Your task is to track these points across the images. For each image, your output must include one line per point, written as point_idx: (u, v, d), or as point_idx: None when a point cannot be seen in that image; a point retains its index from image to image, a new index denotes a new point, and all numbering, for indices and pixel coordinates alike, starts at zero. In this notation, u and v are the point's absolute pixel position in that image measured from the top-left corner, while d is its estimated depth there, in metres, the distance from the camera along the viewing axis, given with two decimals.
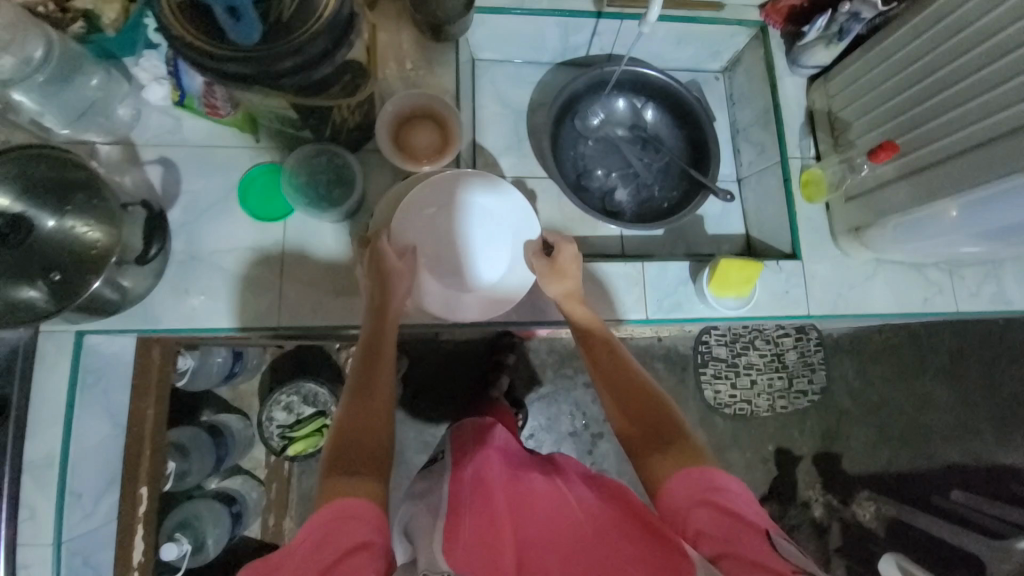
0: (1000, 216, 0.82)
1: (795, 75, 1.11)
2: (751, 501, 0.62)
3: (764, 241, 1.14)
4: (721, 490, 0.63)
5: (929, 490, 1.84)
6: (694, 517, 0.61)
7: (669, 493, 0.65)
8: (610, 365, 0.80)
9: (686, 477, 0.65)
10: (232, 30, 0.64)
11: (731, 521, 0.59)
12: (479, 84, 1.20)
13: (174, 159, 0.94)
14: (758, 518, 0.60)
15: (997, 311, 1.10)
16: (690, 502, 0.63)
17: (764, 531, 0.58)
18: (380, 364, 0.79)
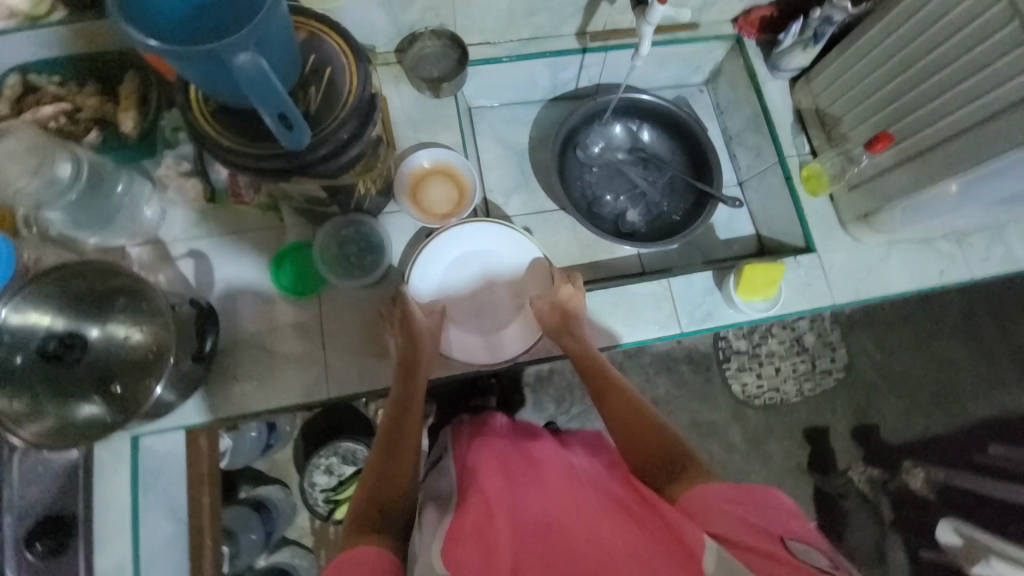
0: (998, 186, 0.88)
1: (777, 78, 1.18)
2: (774, 507, 0.60)
3: (775, 238, 1.18)
4: (738, 498, 0.61)
5: (970, 449, 1.84)
6: (710, 521, 0.60)
7: (694, 497, 0.64)
8: (614, 397, 0.83)
9: (701, 489, 0.64)
10: (285, 138, 0.63)
11: (750, 526, 0.57)
12: (478, 130, 1.25)
13: (204, 250, 0.96)
14: (778, 528, 0.57)
15: (1010, 271, 1.13)
16: (707, 509, 0.61)
17: (784, 539, 0.56)
18: (413, 401, 0.84)
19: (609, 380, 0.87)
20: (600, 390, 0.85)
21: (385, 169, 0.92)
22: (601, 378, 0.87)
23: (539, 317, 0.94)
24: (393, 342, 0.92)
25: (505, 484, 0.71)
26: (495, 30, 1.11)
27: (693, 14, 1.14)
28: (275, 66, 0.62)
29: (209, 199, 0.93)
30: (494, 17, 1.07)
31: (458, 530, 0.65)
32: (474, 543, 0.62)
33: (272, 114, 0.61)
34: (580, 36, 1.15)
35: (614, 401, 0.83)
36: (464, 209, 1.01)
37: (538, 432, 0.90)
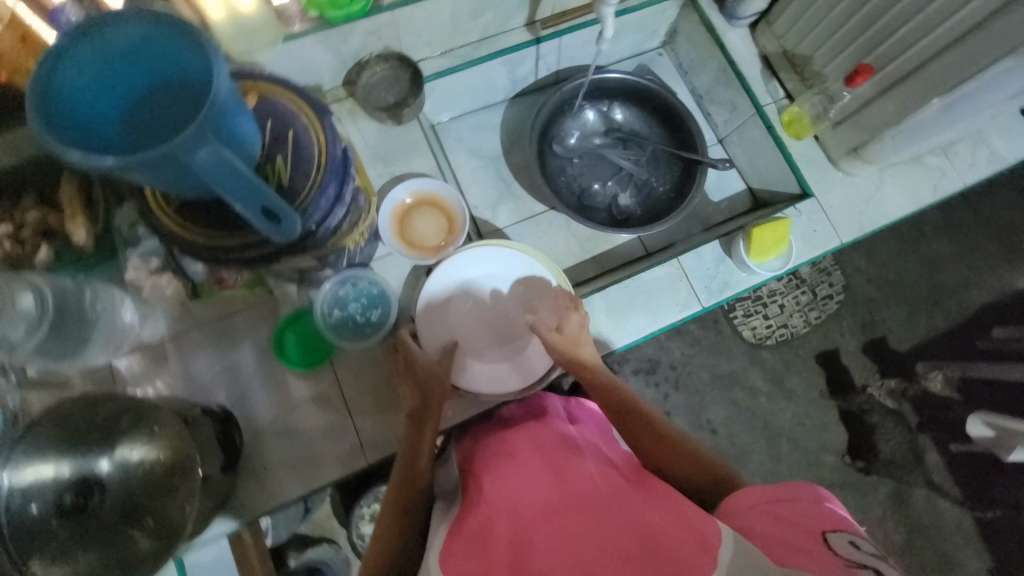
0: (976, 101, 0.88)
1: (736, 27, 1.15)
2: (817, 502, 0.60)
3: (768, 190, 1.17)
4: (780, 497, 0.61)
5: (976, 338, 1.89)
6: (751, 519, 0.61)
7: (738, 496, 0.65)
8: (636, 413, 0.77)
9: (744, 491, 0.65)
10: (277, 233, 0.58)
11: (790, 525, 0.58)
12: (447, 146, 1.19)
13: (197, 343, 0.89)
14: (819, 524, 0.58)
15: (997, 170, 1.15)
16: (749, 507, 0.63)
17: (825, 535, 0.57)
18: (428, 420, 0.81)
19: (611, 374, 0.83)
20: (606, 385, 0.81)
21: (369, 217, 0.86)
22: (611, 388, 0.80)
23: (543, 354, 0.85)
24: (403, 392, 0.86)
25: (506, 475, 0.70)
26: (442, 40, 1.05)
27: None
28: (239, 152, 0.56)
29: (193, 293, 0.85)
30: (439, 27, 1.00)
31: (460, 529, 0.66)
32: (473, 542, 0.62)
33: (255, 211, 0.55)
34: (530, 26, 1.09)
35: (623, 403, 0.78)
36: (458, 232, 0.98)
37: (546, 404, 0.88)
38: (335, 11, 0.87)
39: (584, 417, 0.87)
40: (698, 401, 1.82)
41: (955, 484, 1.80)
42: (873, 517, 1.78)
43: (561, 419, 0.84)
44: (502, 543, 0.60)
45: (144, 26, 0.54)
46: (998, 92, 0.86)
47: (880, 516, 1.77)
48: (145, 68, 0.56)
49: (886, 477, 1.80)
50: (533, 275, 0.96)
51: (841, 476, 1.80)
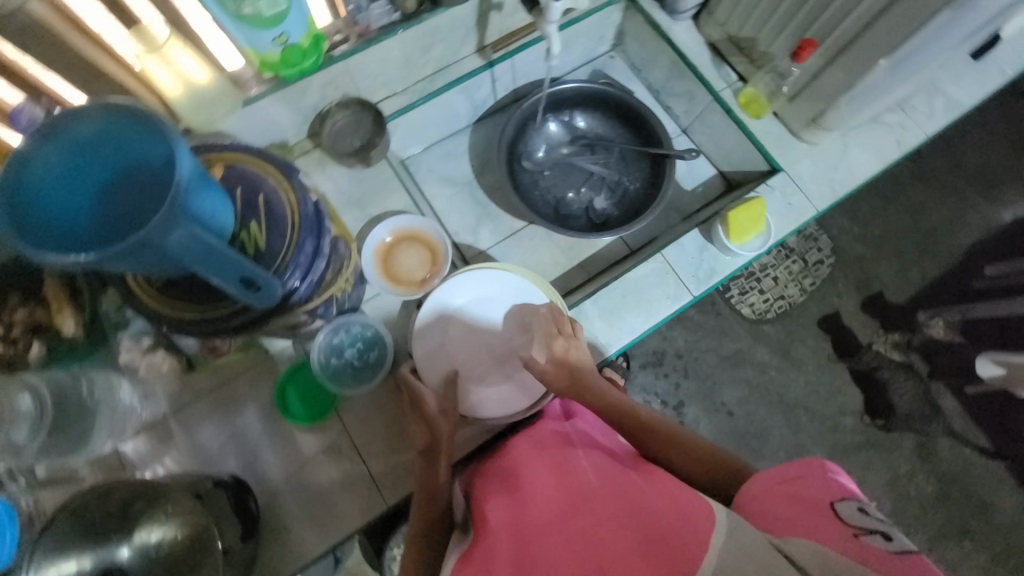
0: (921, 55, 0.90)
1: (680, 21, 1.18)
2: (823, 475, 0.64)
3: (737, 171, 1.19)
4: (791, 474, 0.65)
5: (970, 278, 1.91)
6: (765, 504, 0.65)
7: (753, 486, 0.68)
8: (640, 425, 0.80)
9: (760, 475, 0.69)
10: (259, 301, 0.60)
11: (801, 500, 0.62)
12: (420, 178, 1.21)
13: (202, 414, 0.89)
14: (828, 497, 0.62)
15: (956, 115, 1.18)
16: (764, 492, 0.66)
17: (835, 506, 0.60)
18: (440, 456, 0.81)
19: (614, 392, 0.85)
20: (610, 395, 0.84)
21: (352, 262, 0.87)
22: (614, 408, 0.82)
23: (546, 380, 0.86)
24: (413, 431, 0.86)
25: (507, 492, 0.69)
26: (398, 78, 1.07)
27: None
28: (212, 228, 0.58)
29: (190, 366, 0.89)
30: (392, 68, 1.02)
31: (468, 555, 0.65)
32: (478, 561, 0.62)
33: (235, 283, 0.57)
34: (481, 51, 1.12)
35: (628, 417, 0.81)
36: (442, 263, 1.00)
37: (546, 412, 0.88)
38: (288, 68, 0.88)
39: (582, 413, 0.87)
40: (710, 385, 1.83)
41: (977, 425, 1.80)
42: (903, 473, 1.77)
43: (558, 422, 0.84)
44: (507, 561, 0.60)
45: (102, 118, 0.55)
46: (938, 46, 0.89)
47: (909, 471, 1.77)
48: (108, 159, 0.57)
49: (908, 430, 1.80)
50: (523, 295, 0.97)
51: (864, 437, 1.79)
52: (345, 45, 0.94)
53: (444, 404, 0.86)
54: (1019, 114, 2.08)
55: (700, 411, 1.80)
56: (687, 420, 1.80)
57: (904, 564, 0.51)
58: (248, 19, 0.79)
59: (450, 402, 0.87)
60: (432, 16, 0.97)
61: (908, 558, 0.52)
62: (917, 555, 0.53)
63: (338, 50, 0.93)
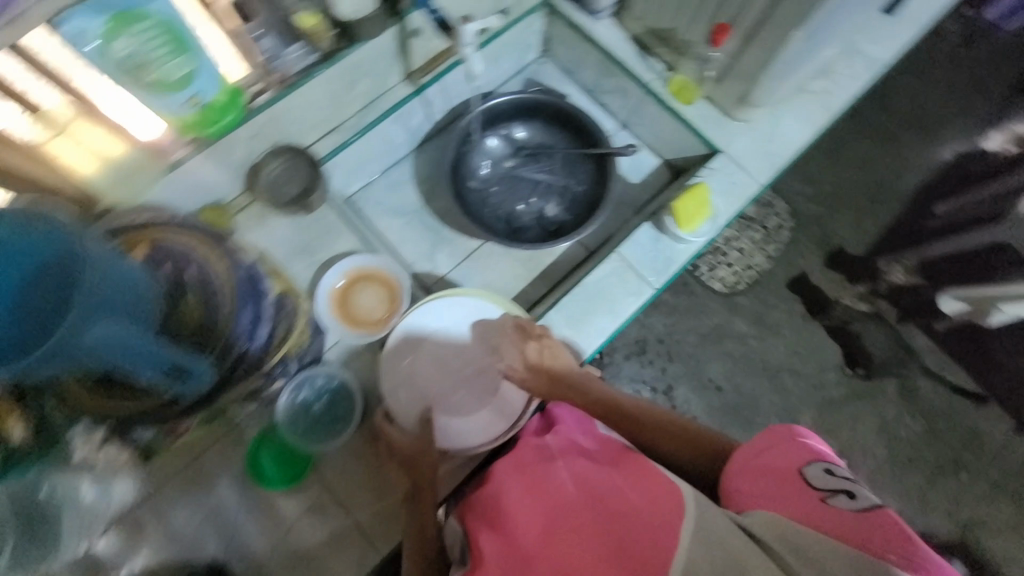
0: (828, 25, 0.92)
1: (600, 20, 1.19)
2: (792, 443, 0.67)
3: (680, 157, 1.21)
4: (763, 448, 0.69)
5: (921, 219, 1.98)
6: (743, 480, 0.68)
7: (733, 462, 0.72)
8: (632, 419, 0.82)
9: (737, 453, 0.72)
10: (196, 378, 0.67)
11: (772, 471, 0.66)
12: (369, 213, 1.19)
13: (175, 496, 0.86)
14: (797, 462, 0.66)
15: (877, 72, 1.20)
16: (741, 468, 0.70)
17: (804, 471, 0.64)
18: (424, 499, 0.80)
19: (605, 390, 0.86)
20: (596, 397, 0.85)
21: (305, 316, 0.84)
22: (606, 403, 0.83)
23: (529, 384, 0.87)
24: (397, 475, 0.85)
25: (495, 522, 0.68)
26: (328, 117, 1.04)
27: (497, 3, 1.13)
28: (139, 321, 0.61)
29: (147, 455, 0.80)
30: (318, 110, 1.00)
31: None
32: None
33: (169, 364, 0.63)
34: (408, 79, 1.10)
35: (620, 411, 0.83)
36: (401, 299, 0.98)
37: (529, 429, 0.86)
38: (207, 129, 0.85)
39: (563, 417, 0.85)
40: (695, 365, 1.85)
41: (952, 359, 1.86)
42: (890, 417, 1.82)
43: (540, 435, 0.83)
44: None
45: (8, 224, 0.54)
46: (842, 14, 0.91)
47: (896, 414, 1.82)
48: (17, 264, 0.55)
49: (889, 375, 1.85)
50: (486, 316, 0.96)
51: (848, 389, 1.84)
52: (266, 94, 0.89)
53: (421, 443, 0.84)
54: (944, 53, 2.14)
55: (689, 390, 1.82)
56: (678, 401, 1.82)
57: (868, 522, 0.56)
58: (153, 87, 0.75)
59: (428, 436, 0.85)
60: (350, 51, 0.94)
61: (871, 516, 0.56)
62: (882, 511, 0.57)
63: (258, 100, 0.89)
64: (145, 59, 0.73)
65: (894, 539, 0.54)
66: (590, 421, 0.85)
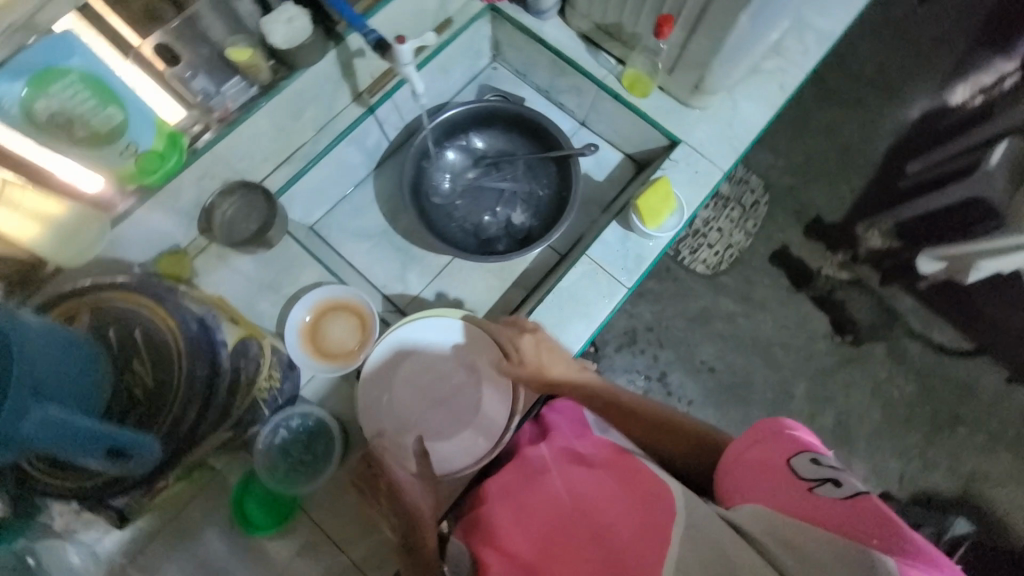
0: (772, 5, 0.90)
1: (547, 20, 1.17)
2: (778, 435, 0.65)
3: (641, 150, 1.20)
4: (750, 442, 0.67)
5: (894, 180, 1.99)
6: (731, 477, 0.66)
7: (726, 458, 0.69)
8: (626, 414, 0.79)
9: (727, 447, 0.70)
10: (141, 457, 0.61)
11: (759, 464, 0.64)
12: (335, 240, 1.17)
13: (168, 551, 0.84)
14: (784, 454, 0.63)
15: (829, 47, 1.19)
16: (731, 466, 0.67)
17: (790, 463, 0.61)
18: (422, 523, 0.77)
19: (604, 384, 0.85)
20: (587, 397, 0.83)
21: (272, 357, 0.83)
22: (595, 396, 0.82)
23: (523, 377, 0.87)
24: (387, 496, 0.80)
25: (495, 540, 0.68)
26: (279, 148, 1.02)
27: (440, 15, 1.11)
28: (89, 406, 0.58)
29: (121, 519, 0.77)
30: (268, 143, 0.98)
31: None
32: None
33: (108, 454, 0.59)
34: (358, 100, 1.08)
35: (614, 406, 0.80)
36: (372, 328, 0.96)
37: (526, 439, 0.86)
38: (150, 176, 0.81)
39: (556, 426, 0.84)
40: (686, 349, 1.85)
41: (938, 316, 1.87)
42: (883, 379, 1.83)
43: (535, 446, 0.82)
44: None
45: None
46: None
47: (888, 376, 1.83)
48: None
49: (877, 339, 1.86)
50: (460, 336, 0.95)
51: (839, 356, 1.85)
52: (210, 134, 0.88)
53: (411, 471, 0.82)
54: (901, 12, 2.15)
55: (683, 375, 1.82)
56: (673, 387, 1.82)
57: (855, 510, 0.52)
58: (86, 141, 0.73)
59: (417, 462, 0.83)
60: (291, 83, 0.93)
61: (858, 503, 0.53)
62: (867, 499, 0.54)
63: (202, 139, 0.88)
64: (74, 115, 0.70)
65: (881, 525, 0.50)
66: (584, 424, 0.84)
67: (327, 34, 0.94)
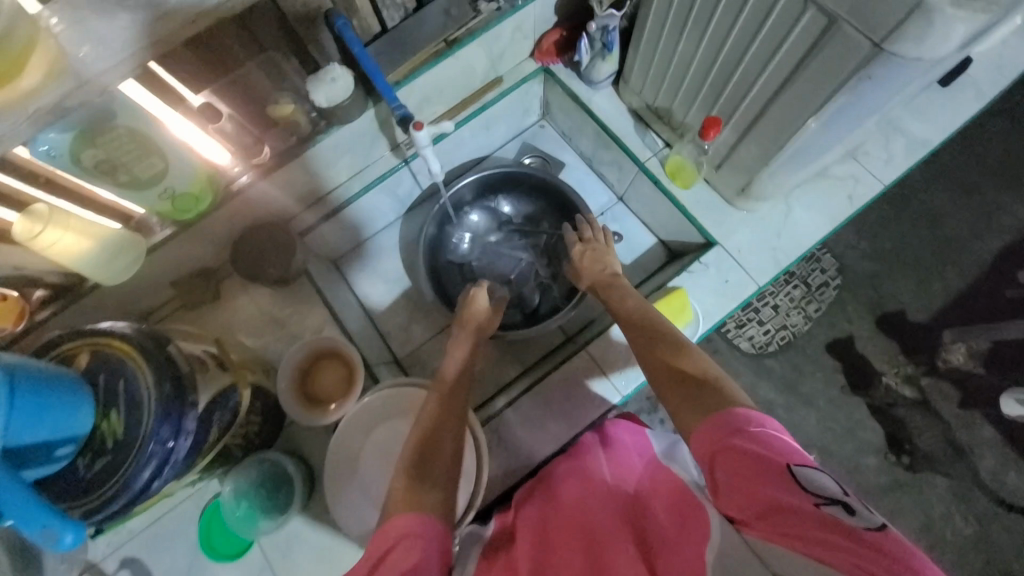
0: (838, 134, 0.78)
1: (599, 90, 1.11)
2: (778, 437, 0.56)
3: (675, 240, 1.13)
4: (746, 433, 0.56)
5: (997, 290, 1.70)
6: (719, 462, 0.56)
7: (711, 428, 0.59)
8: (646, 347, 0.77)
9: (713, 422, 0.59)
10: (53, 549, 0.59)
11: (758, 466, 0.53)
12: (355, 277, 1.23)
13: (135, 553, 0.90)
14: (778, 454, 0.54)
15: (920, 157, 1.03)
16: (717, 449, 0.57)
17: (791, 468, 0.53)
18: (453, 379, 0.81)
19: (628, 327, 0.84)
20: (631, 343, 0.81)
21: (253, 402, 0.87)
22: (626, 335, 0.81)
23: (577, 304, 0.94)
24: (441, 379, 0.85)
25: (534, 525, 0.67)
26: (311, 189, 1.06)
27: (489, 74, 1.10)
28: (50, 461, 0.62)
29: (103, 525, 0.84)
30: (301, 186, 1.03)
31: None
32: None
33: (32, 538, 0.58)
34: (395, 150, 1.11)
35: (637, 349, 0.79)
36: (358, 380, 0.96)
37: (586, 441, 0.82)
38: (183, 214, 0.90)
39: (619, 439, 0.80)
40: None
41: (1019, 457, 1.60)
42: (937, 515, 1.58)
43: (596, 451, 0.78)
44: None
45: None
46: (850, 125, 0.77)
47: (944, 513, 1.58)
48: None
49: (938, 469, 1.60)
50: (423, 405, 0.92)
51: (889, 478, 1.60)
52: (246, 178, 0.94)
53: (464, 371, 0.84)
54: None
55: None
56: None
57: (876, 544, 0.46)
58: (129, 184, 0.81)
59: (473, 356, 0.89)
60: (327, 137, 0.97)
61: (879, 537, 0.46)
62: (885, 531, 0.47)
63: (240, 180, 0.94)
64: (120, 163, 0.78)
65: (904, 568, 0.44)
66: (649, 440, 0.79)
67: (367, 93, 0.96)
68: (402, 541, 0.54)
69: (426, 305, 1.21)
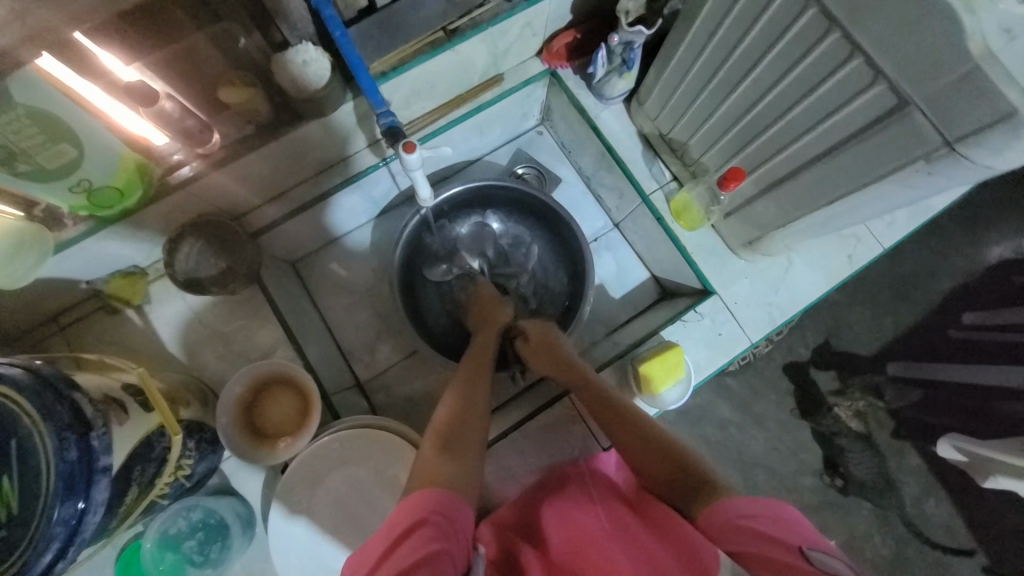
0: (859, 219, 0.74)
1: (609, 106, 1.01)
2: (787, 521, 0.54)
3: (669, 279, 1.06)
4: (750, 512, 0.56)
5: (942, 328, 1.72)
6: (731, 540, 0.55)
7: (720, 509, 0.59)
8: (623, 418, 0.78)
9: (716, 505, 0.59)
10: None
11: (761, 539, 0.53)
12: (314, 282, 1.10)
13: None
14: (788, 535, 0.53)
15: (919, 224, 1.01)
16: (727, 526, 0.57)
17: (803, 550, 0.51)
18: (466, 401, 0.77)
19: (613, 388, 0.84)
20: (614, 408, 0.80)
21: (188, 444, 0.75)
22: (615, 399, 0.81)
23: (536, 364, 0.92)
24: (442, 403, 0.78)
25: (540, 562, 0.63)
26: (269, 185, 0.90)
27: (489, 71, 0.96)
28: None
29: None
30: (257, 182, 0.87)
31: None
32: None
33: None
34: (374, 147, 0.96)
35: (619, 412, 0.79)
36: (313, 418, 0.84)
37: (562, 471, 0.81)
38: (104, 209, 0.73)
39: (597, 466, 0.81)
40: None
41: (939, 485, 1.68)
42: (860, 535, 1.66)
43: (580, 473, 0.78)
44: None
45: None
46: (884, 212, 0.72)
47: (866, 534, 1.66)
48: None
49: (867, 494, 1.67)
50: (390, 453, 0.83)
51: (823, 498, 1.66)
52: (189, 168, 0.77)
53: (458, 417, 0.74)
54: None
55: None
56: None
57: None
58: (29, 175, 0.63)
59: (472, 393, 0.79)
60: (292, 132, 0.80)
61: None
62: None
63: (182, 171, 0.77)
64: (18, 151, 0.59)
65: None
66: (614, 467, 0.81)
67: (345, 82, 0.80)
68: (433, 515, 0.56)
69: (394, 322, 1.10)
